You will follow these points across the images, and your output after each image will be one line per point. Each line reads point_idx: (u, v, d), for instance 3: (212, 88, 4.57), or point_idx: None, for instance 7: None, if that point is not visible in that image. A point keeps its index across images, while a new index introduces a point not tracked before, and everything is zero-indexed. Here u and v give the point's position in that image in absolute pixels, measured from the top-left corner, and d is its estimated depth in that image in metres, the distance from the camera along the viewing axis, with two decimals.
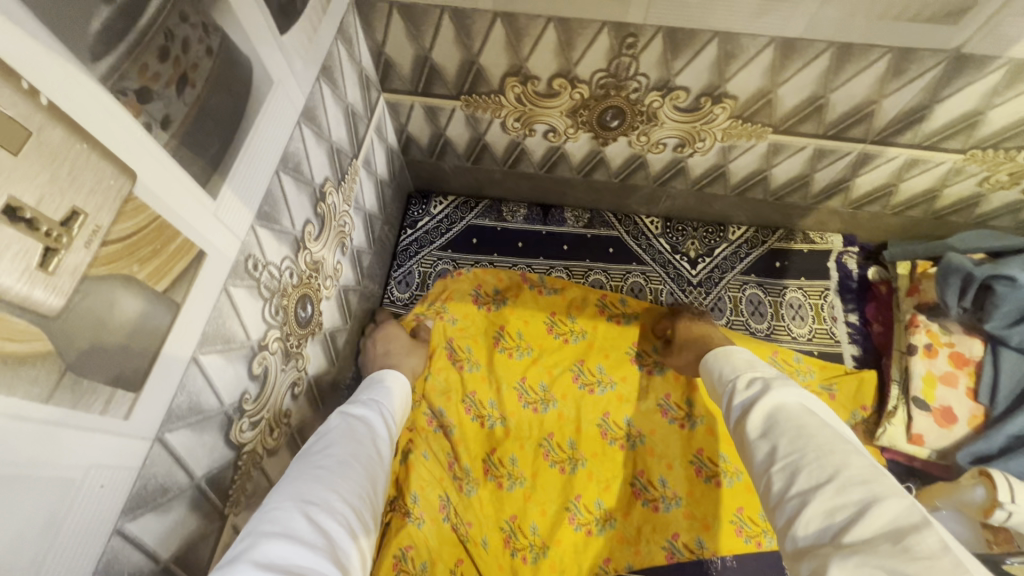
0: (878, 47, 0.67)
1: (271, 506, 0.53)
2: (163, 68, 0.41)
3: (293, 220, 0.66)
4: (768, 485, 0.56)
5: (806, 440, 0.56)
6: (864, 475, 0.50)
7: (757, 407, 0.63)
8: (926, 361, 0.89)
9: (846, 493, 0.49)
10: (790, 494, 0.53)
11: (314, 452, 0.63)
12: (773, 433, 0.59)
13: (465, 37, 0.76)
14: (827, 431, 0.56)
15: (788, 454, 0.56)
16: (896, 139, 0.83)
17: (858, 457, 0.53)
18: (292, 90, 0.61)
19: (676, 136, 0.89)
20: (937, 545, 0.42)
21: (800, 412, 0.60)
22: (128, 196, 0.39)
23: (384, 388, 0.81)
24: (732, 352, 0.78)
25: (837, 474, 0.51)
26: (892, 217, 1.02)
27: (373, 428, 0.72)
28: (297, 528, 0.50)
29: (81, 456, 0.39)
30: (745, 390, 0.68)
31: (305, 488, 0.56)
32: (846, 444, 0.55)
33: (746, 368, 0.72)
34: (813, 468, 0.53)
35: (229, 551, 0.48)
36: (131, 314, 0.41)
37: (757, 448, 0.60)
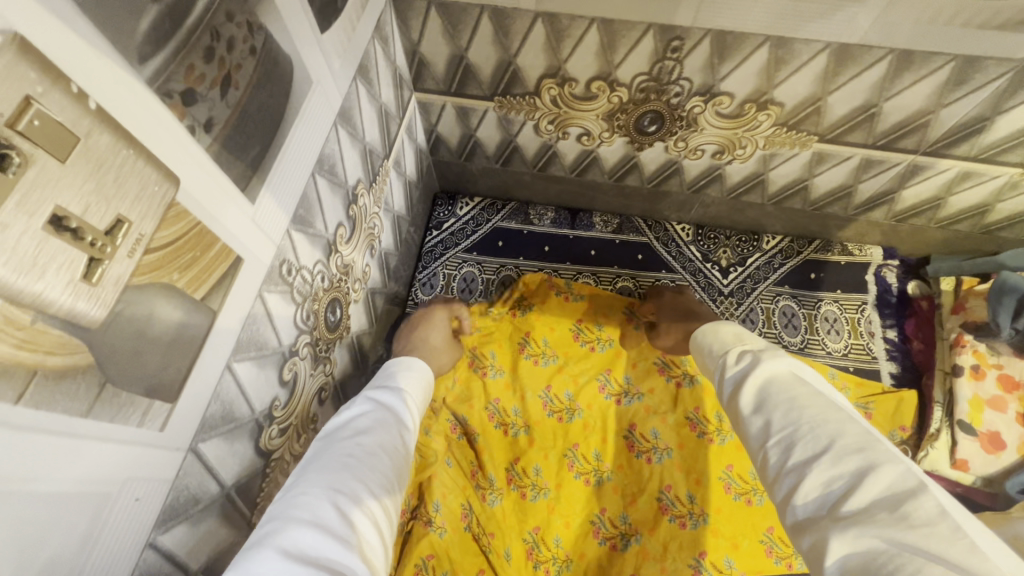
0: (940, 55, 0.64)
1: (299, 492, 0.50)
2: (208, 70, 0.40)
3: (327, 222, 0.65)
4: (764, 459, 0.52)
5: (799, 411, 0.52)
6: (859, 443, 0.46)
7: (750, 380, 0.58)
8: (973, 383, 0.87)
9: (841, 464, 0.45)
10: (787, 469, 0.49)
11: (341, 437, 0.59)
12: (767, 407, 0.55)
13: (504, 37, 0.74)
14: (820, 401, 0.52)
15: (782, 427, 0.52)
16: (950, 150, 0.79)
17: (853, 424, 0.49)
18: (330, 90, 0.60)
19: (716, 142, 0.86)
20: (935, 510, 0.39)
21: (791, 382, 0.56)
22: (171, 202, 0.37)
23: (411, 373, 0.77)
24: (720, 326, 0.73)
25: (833, 444, 0.47)
26: (937, 230, 0.98)
27: (402, 417, 0.67)
28: (325, 519, 0.47)
29: (117, 469, 0.38)
30: (736, 365, 0.63)
31: (335, 476, 0.52)
32: (840, 412, 0.51)
33: (734, 342, 0.68)
34: (807, 440, 0.49)
35: (255, 537, 0.45)
36: (170, 323, 0.40)
37: (751, 424, 0.55)
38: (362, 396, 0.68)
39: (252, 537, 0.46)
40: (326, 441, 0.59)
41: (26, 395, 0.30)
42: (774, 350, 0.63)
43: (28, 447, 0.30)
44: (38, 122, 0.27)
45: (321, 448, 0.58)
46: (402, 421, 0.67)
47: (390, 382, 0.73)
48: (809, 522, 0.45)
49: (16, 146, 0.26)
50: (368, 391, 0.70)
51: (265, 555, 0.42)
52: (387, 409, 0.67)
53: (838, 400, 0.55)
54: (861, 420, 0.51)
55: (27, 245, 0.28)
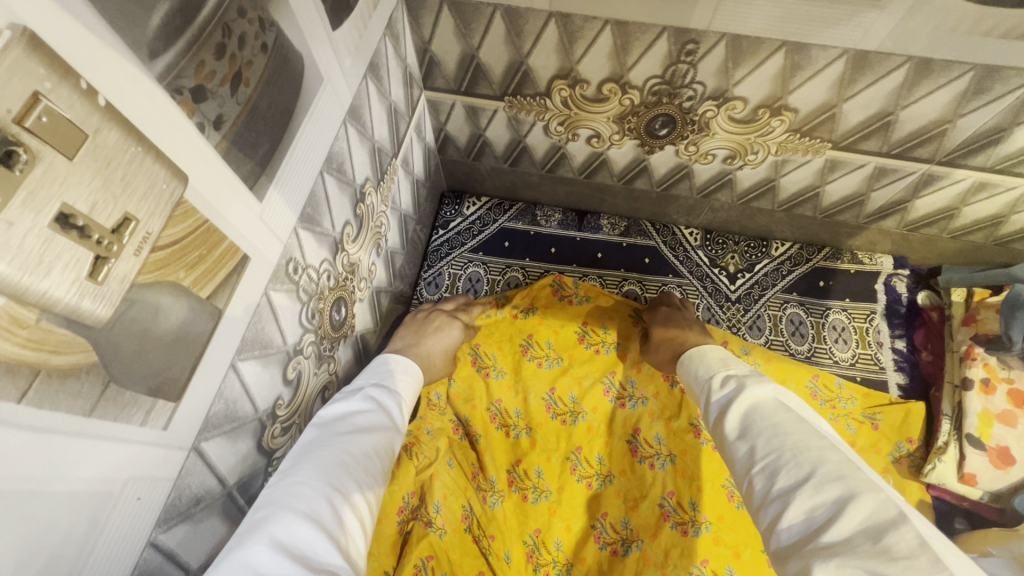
0: (960, 64, 0.63)
1: (294, 480, 0.50)
2: (219, 66, 0.39)
3: (334, 221, 0.64)
4: (749, 485, 0.52)
5: (782, 439, 0.52)
6: (840, 470, 0.46)
7: (734, 407, 0.59)
8: (983, 397, 0.86)
9: (822, 492, 0.45)
10: (773, 496, 0.48)
11: (338, 431, 0.59)
12: (751, 433, 0.55)
13: (516, 37, 0.73)
14: (804, 428, 0.52)
15: (765, 454, 0.52)
16: (966, 161, 0.78)
17: (835, 451, 0.49)
18: (340, 88, 0.59)
19: (727, 147, 0.85)
20: (916, 542, 0.38)
21: (773, 409, 0.56)
22: (179, 200, 0.37)
23: (409, 375, 0.76)
24: (705, 351, 0.74)
25: (814, 471, 0.47)
26: (949, 240, 0.97)
27: (396, 420, 0.67)
28: (319, 514, 0.47)
29: (119, 469, 0.37)
30: (720, 390, 0.64)
31: (331, 471, 0.52)
32: (822, 438, 0.51)
33: (719, 367, 0.68)
34: (789, 467, 0.49)
35: (248, 523, 0.45)
36: (175, 322, 0.39)
37: (737, 449, 0.55)
38: (360, 391, 0.67)
39: (243, 524, 0.45)
40: (322, 432, 0.59)
41: (30, 393, 0.29)
42: (758, 376, 0.63)
43: (31, 446, 0.30)
44: (46, 119, 0.27)
45: (318, 438, 0.57)
46: (397, 424, 0.67)
47: (387, 381, 0.72)
48: (791, 549, 0.44)
49: (23, 143, 0.26)
50: (365, 387, 0.69)
51: (258, 547, 0.42)
52: (384, 411, 0.66)
53: (823, 426, 0.55)
54: (844, 448, 0.51)
55: (31, 244, 0.27)
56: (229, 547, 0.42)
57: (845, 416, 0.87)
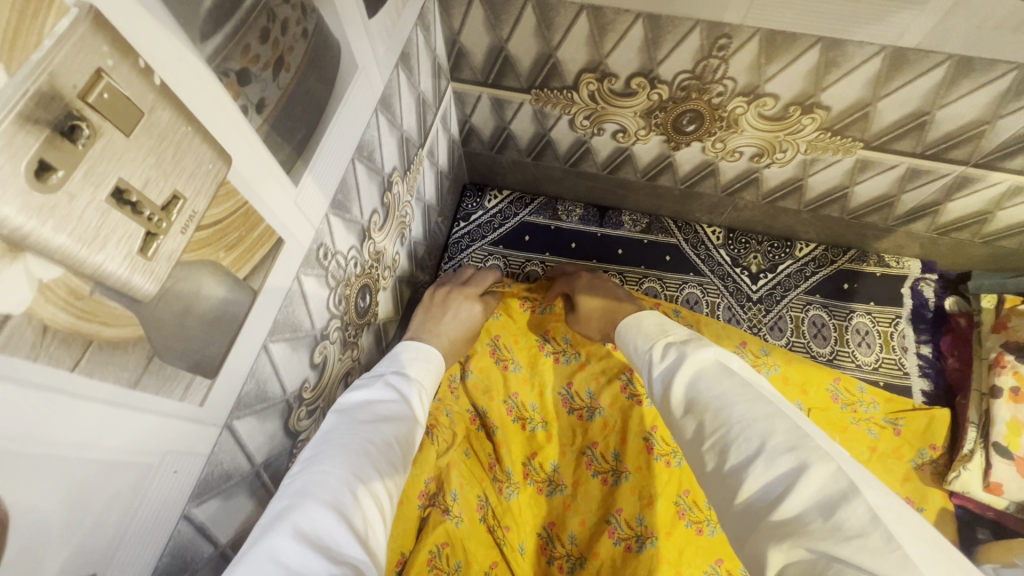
0: (1003, 63, 0.61)
1: (319, 468, 0.50)
2: (263, 50, 0.40)
3: (362, 209, 0.65)
4: (701, 462, 0.52)
5: (729, 410, 0.51)
6: (790, 441, 0.46)
7: (677, 380, 0.58)
8: (1011, 406, 0.83)
9: (774, 467, 0.45)
10: (727, 472, 0.48)
11: (359, 420, 0.60)
12: (699, 406, 0.54)
13: (546, 29, 0.73)
14: (748, 395, 0.52)
15: (715, 429, 0.51)
16: (1003, 164, 0.76)
17: (783, 418, 0.48)
18: (373, 76, 0.60)
19: (755, 145, 0.84)
20: (867, 517, 0.39)
21: (717, 376, 0.55)
22: (223, 180, 0.38)
23: (431, 364, 0.76)
24: (642, 316, 0.73)
25: (764, 445, 0.46)
26: (980, 244, 0.95)
27: (417, 411, 0.67)
28: (343, 504, 0.48)
29: (158, 442, 0.38)
30: (661, 362, 0.63)
31: (354, 460, 0.53)
32: (768, 405, 0.50)
33: (658, 334, 0.68)
34: (739, 442, 0.48)
35: (272, 513, 0.46)
36: (213, 299, 0.40)
37: (685, 426, 0.55)
38: (379, 379, 0.68)
39: (268, 513, 0.46)
40: (342, 419, 0.60)
41: (82, 362, 0.30)
42: (696, 340, 0.63)
43: (81, 414, 0.31)
44: (107, 96, 0.28)
45: (338, 426, 0.58)
46: (417, 416, 0.67)
47: (409, 369, 0.72)
48: (748, 521, 0.44)
49: (86, 118, 0.27)
50: (386, 374, 0.69)
51: (280, 536, 0.43)
52: (405, 402, 0.66)
53: (764, 387, 0.54)
54: (785, 407, 0.51)
55: (90, 217, 0.28)
56: (254, 537, 0.43)
57: (866, 421, 0.86)
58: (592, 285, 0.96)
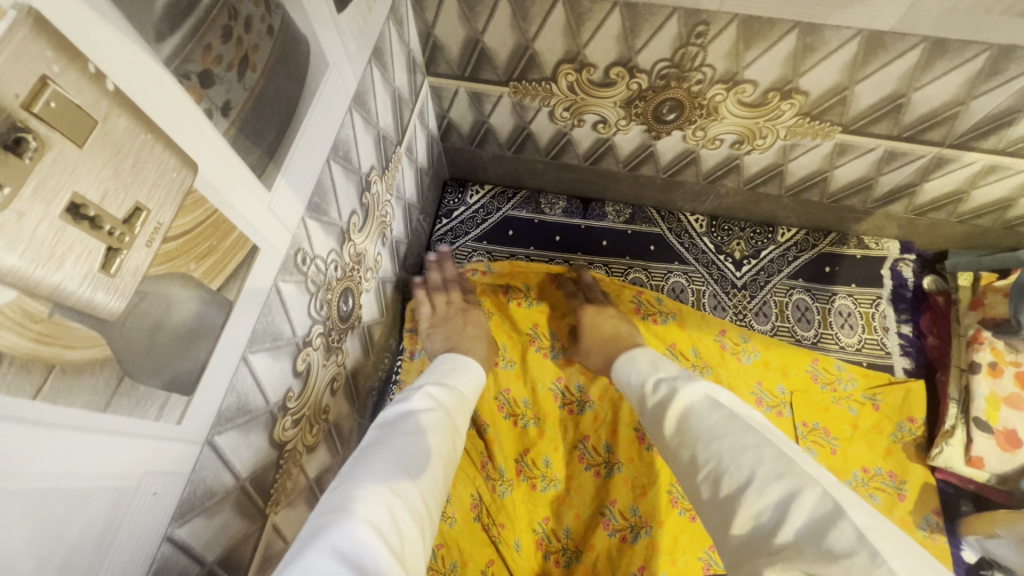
0: (976, 44, 0.62)
1: (357, 485, 0.49)
2: (226, 50, 0.38)
3: (341, 210, 0.63)
4: (697, 492, 0.52)
5: (719, 441, 0.52)
6: (777, 469, 0.46)
7: (669, 415, 0.59)
8: (990, 380, 0.85)
9: (764, 495, 0.45)
10: (721, 500, 0.48)
11: (399, 436, 0.60)
12: (688, 438, 0.55)
13: (522, 20, 0.72)
14: (736, 425, 0.52)
15: (707, 460, 0.51)
16: (977, 143, 0.77)
17: (770, 446, 0.49)
18: (345, 73, 0.58)
19: (736, 132, 0.84)
20: (854, 536, 0.38)
21: (707, 409, 0.56)
22: (189, 189, 0.36)
23: (470, 374, 0.78)
24: (635, 355, 0.75)
25: (753, 474, 0.47)
26: (955, 224, 0.97)
27: (451, 427, 0.66)
28: (379, 521, 0.46)
29: (134, 464, 0.37)
30: (654, 395, 0.64)
31: (391, 476, 0.52)
32: (756, 434, 0.51)
33: (648, 372, 0.69)
34: (730, 472, 0.48)
35: (309, 530, 0.44)
36: (187, 314, 0.39)
37: (680, 452, 0.56)
38: (417, 398, 0.68)
39: (303, 530, 0.45)
40: (384, 436, 0.60)
41: (44, 389, 0.29)
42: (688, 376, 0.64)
43: (47, 443, 0.29)
44: (55, 105, 0.26)
45: (377, 442, 0.58)
46: (454, 426, 0.67)
47: (442, 386, 0.72)
48: (748, 552, 0.44)
49: (32, 129, 0.25)
50: (423, 391, 0.70)
51: (317, 553, 0.41)
52: (439, 417, 0.66)
53: (754, 417, 0.55)
54: (773, 436, 0.52)
55: (43, 235, 0.26)
56: (290, 555, 0.41)
57: (845, 399, 0.90)
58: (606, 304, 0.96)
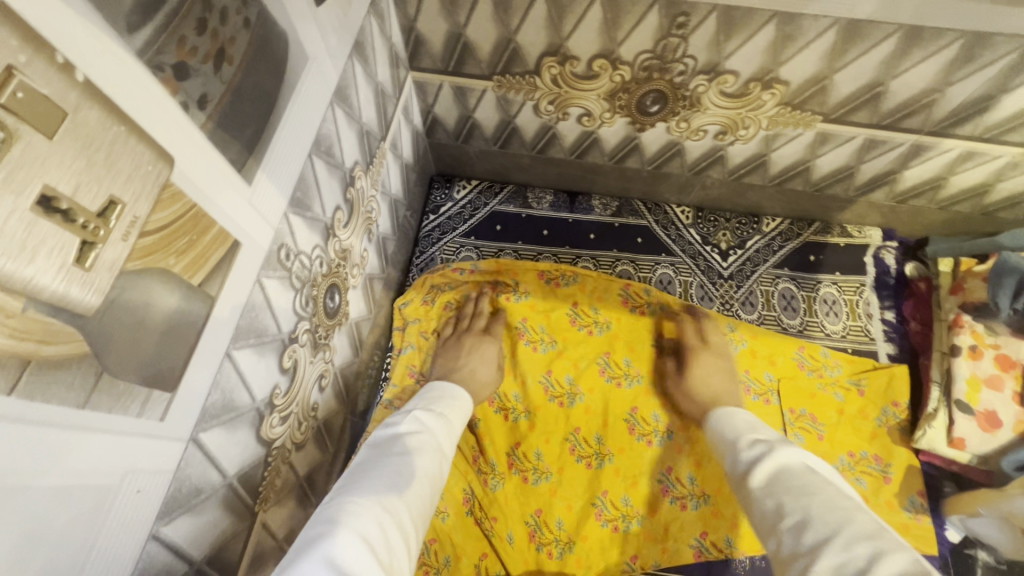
0: (950, 32, 0.63)
1: (349, 499, 0.50)
2: (201, 42, 0.37)
3: (324, 206, 0.63)
4: (776, 542, 0.50)
5: (810, 497, 0.50)
6: (871, 532, 0.45)
7: (763, 465, 0.58)
8: (971, 363, 0.86)
9: (850, 548, 0.43)
10: (800, 550, 0.46)
11: (391, 454, 0.59)
12: (777, 490, 0.54)
13: (503, 14, 0.72)
14: (831, 490, 0.51)
15: (792, 511, 0.50)
16: (954, 131, 0.78)
17: (865, 514, 0.47)
18: (326, 67, 0.57)
19: (719, 122, 0.85)
20: None
21: (803, 471, 0.55)
22: (166, 182, 0.36)
23: (458, 400, 0.77)
24: (736, 412, 0.73)
25: (839, 530, 0.45)
26: (935, 211, 0.99)
27: (443, 446, 0.66)
28: (370, 534, 0.47)
29: (117, 462, 0.36)
30: (747, 449, 0.63)
31: (382, 492, 0.52)
32: (853, 502, 0.49)
33: (746, 430, 0.67)
34: (814, 525, 0.47)
35: (302, 542, 0.45)
36: (167, 309, 0.38)
37: (763, 503, 0.54)
38: (409, 416, 0.68)
39: (296, 542, 0.45)
40: (376, 454, 0.60)
41: (19, 386, 0.28)
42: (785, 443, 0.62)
43: (26, 439, 0.29)
44: (22, 95, 0.25)
45: (370, 460, 0.58)
46: (445, 446, 0.67)
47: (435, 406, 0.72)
48: None
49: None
50: (414, 410, 0.70)
51: (310, 565, 0.41)
52: (430, 435, 0.66)
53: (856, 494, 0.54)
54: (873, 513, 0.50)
55: (14, 228, 0.26)
56: (283, 566, 0.42)
57: (831, 385, 0.92)
58: (725, 353, 0.92)
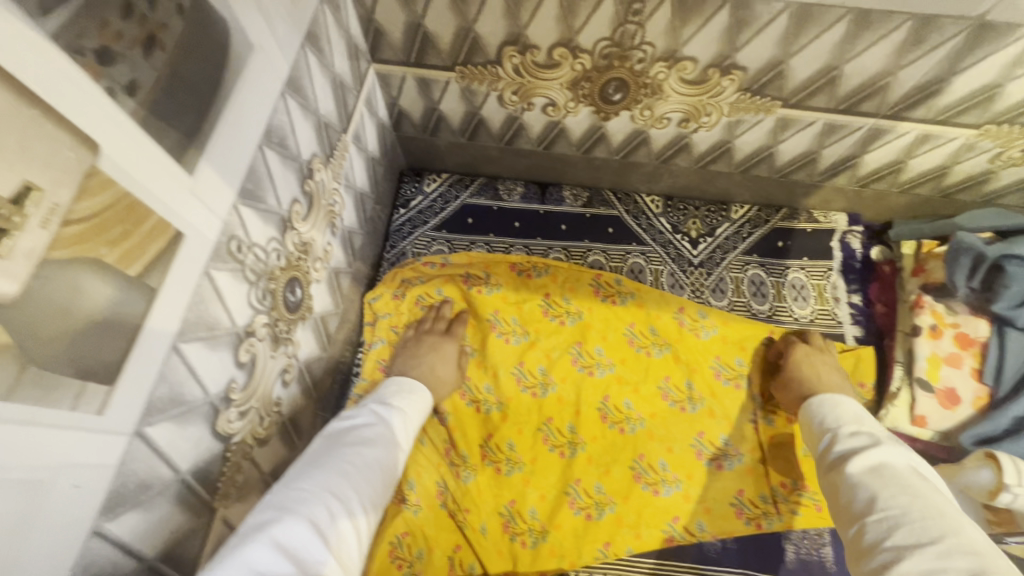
0: (897, 15, 0.64)
1: (297, 486, 0.51)
2: (127, 27, 0.37)
3: (279, 198, 0.62)
4: (857, 535, 0.53)
5: (916, 500, 0.52)
6: (975, 549, 0.46)
7: (862, 458, 0.59)
8: (931, 342, 0.89)
9: (946, 558, 0.46)
10: (886, 547, 0.50)
11: (344, 443, 0.60)
12: (875, 484, 0.56)
13: (460, 3, 0.71)
14: (941, 500, 0.52)
15: (888, 507, 0.53)
16: (909, 114, 0.80)
17: (971, 531, 0.49)
18: (274, 57, 0.57)
19: (682, 110, 0.85)
20: None
21: (909, 475, 0.56)
22: (91, 170, 0.35)
23: (415, 396, 0.76)
24: (842, 400, 0.72)
25: (942, 539, 0.47)
26: (898, 195, 1.00)
27: (399, 440, 0.67)
28: (320, 519, 0.48)
29: (50, 455, 0.36)
30: (848, 439, 0.64)
31: (333, 479, 0.53)
32: (960, 517, 0.51)
33: (851, 421, 0.68)
34: (914, 527, 0.50)
35: (248, 525, 0.46)
36: (99, 300, 0.38)
37: (857, 493, 0.56)
38: (366, 408, 0.68)
39: (244, 525, 0.46)
40: (328, 444, 0.60)
41: None
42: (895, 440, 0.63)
43: None
44: None
45: (323, 450, 0.59)
46: (400, 440, 0.67)
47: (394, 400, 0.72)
48: None
49: None
50: (370, 403, 0.70)
51: (257, 546, 0.43)
52: (387, 426, 0.66)
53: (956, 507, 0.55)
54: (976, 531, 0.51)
55: None
56: (231, 545, 0.43)
57: None
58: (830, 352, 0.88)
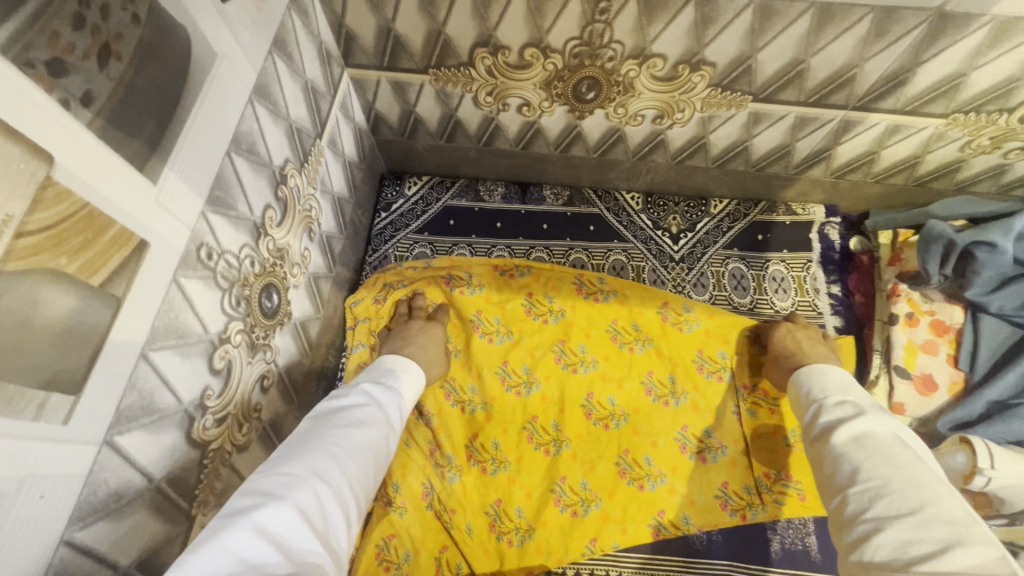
0: (859, 7, 0.64)
1: (283, 469, 0.51)
2: (79, 38, 0.37)
3: (251, 205, 0.63)
4: (839, 509, 0.53)
5: (897, 469, 0.52)
6: (953, 517, 0.46)
7: (845, 427, 0.59)
8: (908, 329, 0.91)
9: (924, 528, 0.45)
10: (866, 519, 0.49)
11: (334, 424, 0.60)
12: (857, 455, 0.55)
13: (429, 7, 0.72)
14: (922, 467, 0.52)
15: (869, 478, 0.52)
16: (878, 104, 0.81)
17: (951, 499, 0.48)
18: (240, 64, 0.57)
19: (655, 107, 0.86)
20: None
21: (891, 442, 0.56)
22: (45, 180, 0.36)
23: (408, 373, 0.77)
24: (829, 368, 0.72)
25: (920, 509, 0.47)
26: (873, 185, 1.01)
27: (390, 420, 0.67)
28: (306, 504, 0.48)
29: (14, 467, 0.36)
30: (834, 410, 0.64)
31: (320, 461, 0.53)
32: (941, 484, 0.50)
33: (836, 390, 0.68)
34: (893, 498, 0.49)
35: (230, 507, 0.45)
36: (60, 311, 0.38)
37: (841, 464, 0.56)
38: (357, 389, 0.68)
39: (227, 507, 0.46)
40: (317, 424, 0.60)
41: None
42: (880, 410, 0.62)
43: None
44: None
45: (312, 430, 0.59)
46: (391, 421, 0.68)
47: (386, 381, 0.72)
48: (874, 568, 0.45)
49: None
50: (362, 384, 0.70)
51: (240, 531, 0.43)
52: (377, 406, 0.66)
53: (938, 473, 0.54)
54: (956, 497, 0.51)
55: None
56: (212, 527, 0.43)
57: None
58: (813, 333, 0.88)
